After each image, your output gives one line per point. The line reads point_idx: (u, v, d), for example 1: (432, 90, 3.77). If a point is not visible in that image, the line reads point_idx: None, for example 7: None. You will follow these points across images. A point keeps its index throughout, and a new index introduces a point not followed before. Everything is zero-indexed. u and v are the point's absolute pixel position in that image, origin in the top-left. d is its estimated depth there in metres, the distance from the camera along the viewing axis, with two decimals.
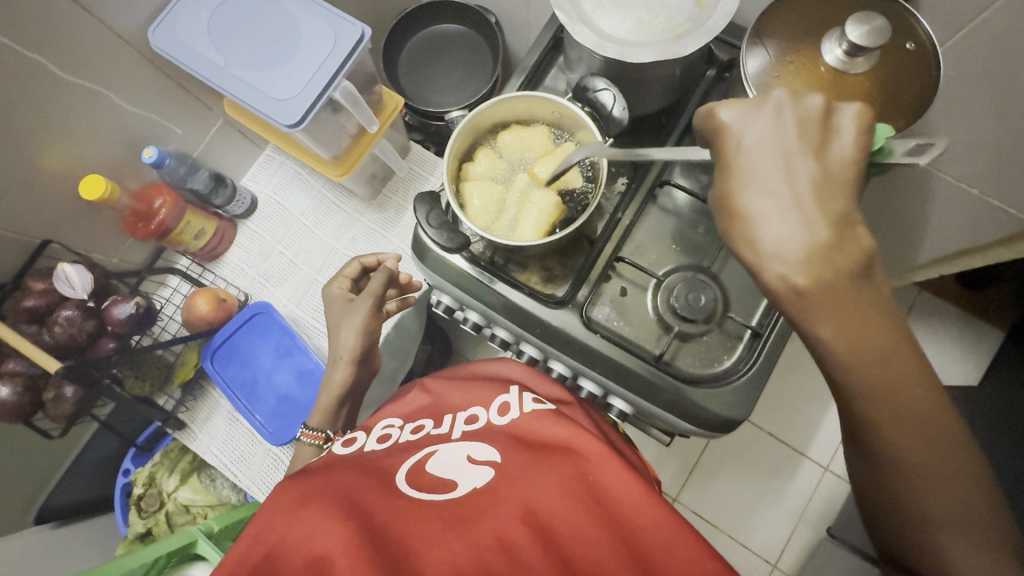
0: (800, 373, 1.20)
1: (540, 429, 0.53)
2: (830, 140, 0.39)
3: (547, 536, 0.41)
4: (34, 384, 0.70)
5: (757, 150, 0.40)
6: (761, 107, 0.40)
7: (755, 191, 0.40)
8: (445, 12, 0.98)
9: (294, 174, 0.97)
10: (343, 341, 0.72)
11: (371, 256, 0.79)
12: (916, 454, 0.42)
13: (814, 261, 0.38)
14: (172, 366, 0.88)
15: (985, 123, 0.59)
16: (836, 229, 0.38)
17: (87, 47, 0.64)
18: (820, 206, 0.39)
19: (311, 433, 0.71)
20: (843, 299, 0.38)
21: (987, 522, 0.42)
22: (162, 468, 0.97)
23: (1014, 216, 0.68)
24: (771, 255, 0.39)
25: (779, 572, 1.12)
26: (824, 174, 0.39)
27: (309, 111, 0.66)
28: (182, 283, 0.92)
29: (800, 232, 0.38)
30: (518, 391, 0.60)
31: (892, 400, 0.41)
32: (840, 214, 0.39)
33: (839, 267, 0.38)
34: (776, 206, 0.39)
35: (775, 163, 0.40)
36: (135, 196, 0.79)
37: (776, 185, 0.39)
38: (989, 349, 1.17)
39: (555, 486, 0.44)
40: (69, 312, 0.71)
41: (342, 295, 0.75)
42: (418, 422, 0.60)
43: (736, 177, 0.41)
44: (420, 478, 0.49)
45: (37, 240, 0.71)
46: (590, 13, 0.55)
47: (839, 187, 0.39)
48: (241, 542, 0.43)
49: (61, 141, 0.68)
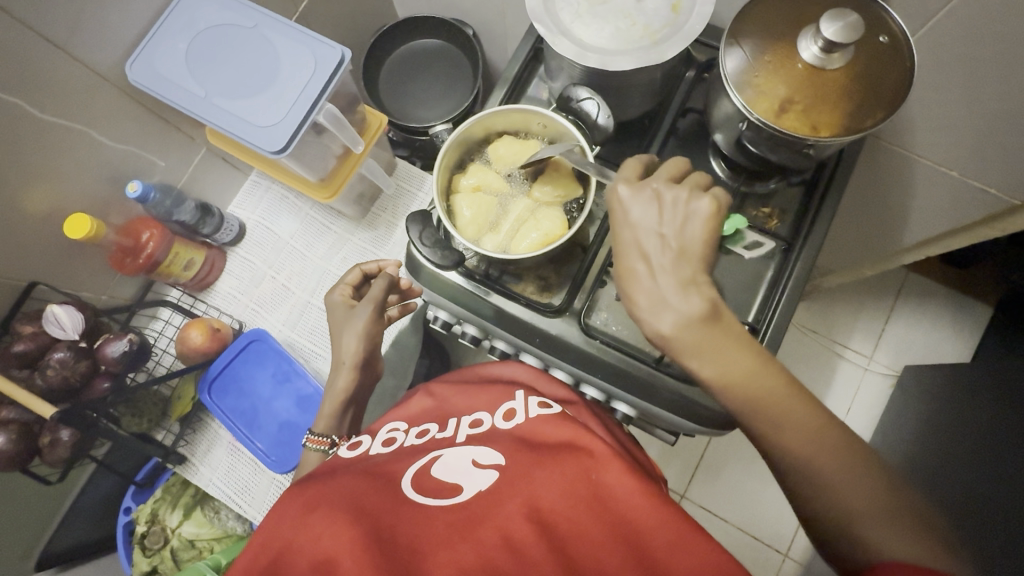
0: (796, 363, 1.24)
1: (549, 432, 0.51)
2: (688, 219, 0.46)
3: (550, 534, 0.41)
4: (29, 431, 0.68)
5: (621, 229, 0.47)
6: (638, 191, 0.47)
7: (631, 259, 0.47)
8: (422, 27, 0.99)
9: (280, 199, 0.96)
10: (344, 349, 0.69)
11: (373, 263, 0.76)
12: (807, 451, 0.44)
13: (674, 313, 0.44)
14: (168, 400, 0.88)
15: (958, 108, 0.61)
16: (687, 288, 0.44)
17: (63, 86, 0.63)
18: (675, 274, 0.45)
19: (316, 438, 0.69)
20: (704, 340, 0.44)
21: (898, 510, 0.42)
22: (164, 504, 0.95)
23: (994, 195, 0.70)
24: (642, 307, 0.46)
25: (792, 561, 1.12)
26: (680, 247, 0.45)
27: (293, 135, 0.65)
28: (174, 315, 0.90)
29: (663, 294, 0.45)
30: (523, 395, 0.57)
31: (764, 410, 0.44)
32: (689, 279, 0.45)
33: (697, 317, 0.44)
34: (645, 271, 0.46)
35: (644, 237, 0.46)
36: (121, 230, 0.77)
37: (645, 256, 0.46)
38: (979, 325, 1.19)
39: (562, 486, 0.44)
40: (60, 354, 0.70)
41: (343, 302, 0.72)
42: (424, 426, 0.58)
43: (618, 247, 0.48)
44: (425, 482, 0.47)
45: (23, 282, 0.70)
46: (569, 23, 0.56)
47: (692, 259, 0.45)
48: (251, 544, 0.44)
49: (42, 182, 0.66)
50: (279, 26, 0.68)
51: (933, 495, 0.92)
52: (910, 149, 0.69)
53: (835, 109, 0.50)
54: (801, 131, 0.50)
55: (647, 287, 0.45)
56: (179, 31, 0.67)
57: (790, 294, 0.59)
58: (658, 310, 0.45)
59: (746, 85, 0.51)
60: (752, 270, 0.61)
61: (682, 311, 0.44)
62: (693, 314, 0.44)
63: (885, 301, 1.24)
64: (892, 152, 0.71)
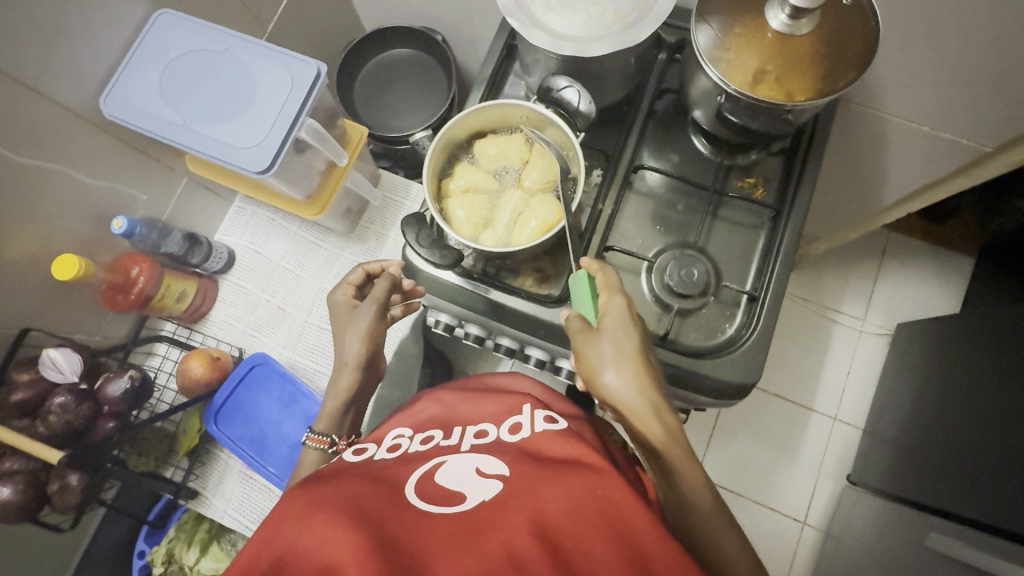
0: (794, 332, 1.26)
1: (554, 448, 0.49)
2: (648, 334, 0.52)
3: (556, 551, 0.39)
4: (36, 479, 0.67)
5: (622, 333, 0.50)
6: (615, 294, 0.52)
7: (612, 347, 0.49)
8: (390, 38, 0.99)
9: (267, 221, 0.96)
10: (346, 350, 0.67)
11: (376, 262, 0.72)
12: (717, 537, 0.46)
13: (648, 401, 0.47)
14: (174, 435, 0.86)
15: (922, 64, 0.63)
16: (659, 389, 0.49)
17: (37, 126, 0.62)
18: (651, 372, 0.49)
19: (317, 437, 0.66)
20: (667, 434, 0.48)
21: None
22: (179, 542, 0.94)
23: (964, 145, 0.71)
24: (618, 392, 0.48)
25: (810, 527, 1.16)
26: (651, 355, 0.51)
27: (277, 155, 0.65)
28: (171, 350, 0.89)
29: (640, 384, 0.48)
30: (529, 409, 0.56)
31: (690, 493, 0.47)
32: (659, 380, 0.49)
33: (666, 410, 0.48)
34: (626, 361, 0.49)
35: (626, 334, 0.50)
36: (110, 267, 0.76)
37: (624, 348, 0.49)
38: (963, 277, 1.22)
39: (567, 499, 0.42)
40: (61, 399, 0.68)
41: (346, 302, 0.70)
42: (429, 433, 0.57)
43: (599, 335, 0.50)
44: (429, 489, 0.46)
45: (15, 329, 0.68)
46: (540, 16, 0.56)
47: (657, 368, 0.51)
48: (250, 544, 0.42)
49: (26, 228, 0.65)
50: (251, 48, 0.69)
51: (939, 447, 0.93)
52: (881, 109, 0.71)
53: (807, 74, 0.51)
54: (776, 98, 0.51)
55: (649, 390, 0.48)
56: (151, 62, 0.67)
57: (783, 260, 0.60)
58: (632, 395, 0.48)
59: (718, 59, 0.52)
60: (744, 241, 0.63)
61: (655, 404, 0.48)
62: (662, 408, 0.48)
63: (871, 262, 1.26)
64: (863, 113, 0.73)
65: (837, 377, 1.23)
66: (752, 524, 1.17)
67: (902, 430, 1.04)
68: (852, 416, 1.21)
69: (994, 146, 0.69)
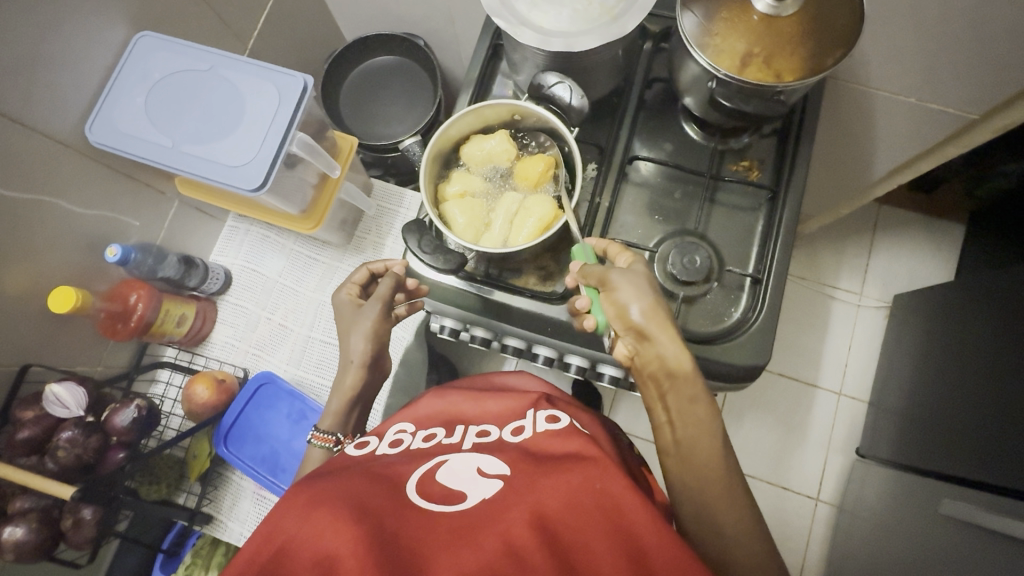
0: (794, 311, 1.26)
1: (556, 446, 0.48)
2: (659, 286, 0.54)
3: (556, 546, 0.38)
4: (49, 516, 0.66)
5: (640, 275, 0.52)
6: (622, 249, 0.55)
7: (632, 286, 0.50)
8: (373, 46, 0.98)
9: (261, 238, 0.95)
10: (351, 350, 0.66)
11: (379, 261, 0.69)
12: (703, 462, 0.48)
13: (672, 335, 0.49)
14: (184, 461, 0.86)
15: (906, 37, 0.63)
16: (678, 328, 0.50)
17: (26, 157, 0.61)
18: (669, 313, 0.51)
19: (321, 435, 0.65)
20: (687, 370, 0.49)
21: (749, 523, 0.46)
22: (197, 568, 0.92)
23: (951, 114, 0.72)
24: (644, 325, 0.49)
25: (824, 503, 1.17)
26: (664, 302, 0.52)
27: (270, 171, 0.65)
28: (174, 375, 0.89)
29: (663, 318, 0.49)
30: (532, 411, 0.56)
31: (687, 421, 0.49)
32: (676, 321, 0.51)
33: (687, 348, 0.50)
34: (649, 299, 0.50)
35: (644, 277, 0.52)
36: (108, 296, 0.75)
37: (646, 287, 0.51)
38: (955, 245, 1.24)
39: (567, 494, 0.41)
40: (69, 433, 0.67)
41: (351, 301, 0.69)
42: (431, 430, 0.57)
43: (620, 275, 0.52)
44: (430, 488, 0.45)
45: (16, 366, 0.67)
46: (526, 13, 0.56)
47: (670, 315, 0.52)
48: (250, 542, 0.41)
49: (21, 262, 0.64)
50: (235, 65, 0.68)
51: (943, 413, 0.94)
52: (867, 84, 0.72)
53: (795, 55, 0.51)
54: (766, 79, 0.51)
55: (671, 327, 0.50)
56: (136, 85, 0.66)
57: (784, 239, 0.60)
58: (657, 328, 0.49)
59: (706, 44, 0.52)
60: (742, 224, 0.63)
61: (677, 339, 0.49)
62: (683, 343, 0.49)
63: (865, 237, 1.27)
64: (851, 89, 0.73)
65: (840, 351, 1.24)
66: (767, 504, 1.17)
67: (908, 400, 1.05)
68: (856, 389, 1.22)
69: (980, 114, 0.70)
